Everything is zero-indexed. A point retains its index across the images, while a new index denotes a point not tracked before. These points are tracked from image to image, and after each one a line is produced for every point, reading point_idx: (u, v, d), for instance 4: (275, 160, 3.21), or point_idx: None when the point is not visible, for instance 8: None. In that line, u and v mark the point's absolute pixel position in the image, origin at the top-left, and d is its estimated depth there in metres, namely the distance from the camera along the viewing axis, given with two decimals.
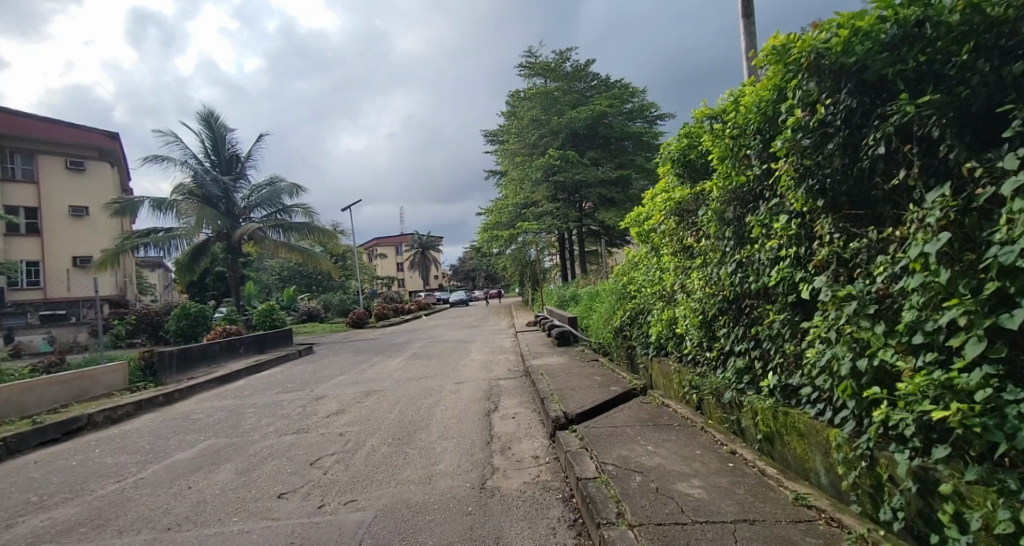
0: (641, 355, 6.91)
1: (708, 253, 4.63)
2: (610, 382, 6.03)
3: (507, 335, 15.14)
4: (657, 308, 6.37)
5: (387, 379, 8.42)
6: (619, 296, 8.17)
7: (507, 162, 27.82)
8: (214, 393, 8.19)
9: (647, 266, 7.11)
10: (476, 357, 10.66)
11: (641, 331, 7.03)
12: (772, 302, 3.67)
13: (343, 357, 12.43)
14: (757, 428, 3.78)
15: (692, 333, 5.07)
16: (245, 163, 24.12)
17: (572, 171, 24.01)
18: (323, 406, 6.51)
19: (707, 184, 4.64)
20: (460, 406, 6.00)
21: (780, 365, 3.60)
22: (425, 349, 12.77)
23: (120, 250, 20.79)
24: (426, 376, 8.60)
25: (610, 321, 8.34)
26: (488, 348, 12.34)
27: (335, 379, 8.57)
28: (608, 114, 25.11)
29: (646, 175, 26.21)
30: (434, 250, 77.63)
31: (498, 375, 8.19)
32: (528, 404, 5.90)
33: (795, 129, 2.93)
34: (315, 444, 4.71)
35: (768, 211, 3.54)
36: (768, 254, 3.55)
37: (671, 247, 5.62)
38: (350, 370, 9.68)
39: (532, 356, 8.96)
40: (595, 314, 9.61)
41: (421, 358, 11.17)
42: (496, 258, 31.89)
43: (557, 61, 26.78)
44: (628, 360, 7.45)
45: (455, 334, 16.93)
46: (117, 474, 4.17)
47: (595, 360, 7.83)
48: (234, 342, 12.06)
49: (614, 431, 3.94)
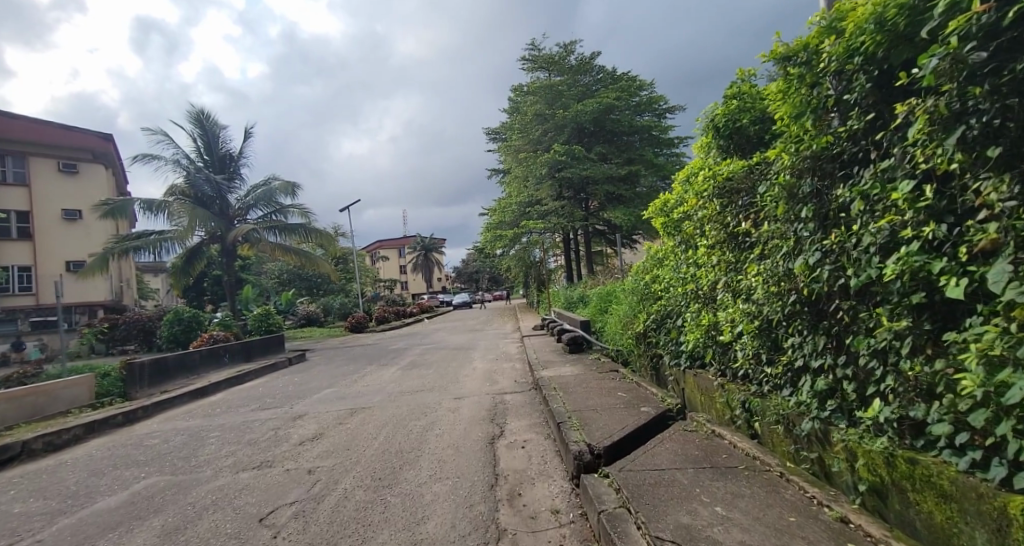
0: (669, 364, 6.01)
1: (769, 241, 3.70)
2: (637, 401, 5.04)
3: (512, 341, 14.13)
4: (692, 311, 5.47)
5: (378, 393, 7.43)
6: (638, 295, 7.28)
7: (511, 159, 26.89)
8: (185, 410, 7.23)
9: (676, 261, 6.20)
10: (479, 366, 9.69)
11: (668, 337, 6.13)
12: (880, 303, 2.72)
13: (335, 366, 11.47)
14: (856, 474, 2.82)
15: (745, 342, 4.15)
16: (239, 162, 23.26)
17: (578, 168, 23.08)
18: (299, 429, 5.51)
19: (771, 151, 3.73)
20: (458, 431, 5.00)
21: (892, 389, 2.66)
22: (423, 357, 11.75)
23: (109, 254, 19.85)
24: (422, 389, 7.60)
25: (630, 325, 7.40)
26: (491, 355, 11.34)
27: (321, 394, 7.57)
28: (615, 108, 24.12)
29: (655, 171, 25.21)
30: (436, 252, 76.71)
31: (504, 388, 7.20)
32: (540, 429, 4.90)
33: (963, 41, 2.04)
34: (274, 487, 3.71)
35: (879, 176, 2.63)
36: (878, 237, 2.60)
37: (713, 235, 4.70)
38: (339, 382, 8.69)
39: (542, 366, 7.97)
40: (611, 318, 8.65)
41: (418, 367, 10.17)
42: (500, 259, 30.90)
43: (562, 53, 25.83)
44: (652, 369, 6.54)
45: (457, 339, 15.89)
46: (11, 535, 3.19)
47: (615, 372, 6.84)
48: (216, 351, 11.07)
49: (660, 479, 2.93)
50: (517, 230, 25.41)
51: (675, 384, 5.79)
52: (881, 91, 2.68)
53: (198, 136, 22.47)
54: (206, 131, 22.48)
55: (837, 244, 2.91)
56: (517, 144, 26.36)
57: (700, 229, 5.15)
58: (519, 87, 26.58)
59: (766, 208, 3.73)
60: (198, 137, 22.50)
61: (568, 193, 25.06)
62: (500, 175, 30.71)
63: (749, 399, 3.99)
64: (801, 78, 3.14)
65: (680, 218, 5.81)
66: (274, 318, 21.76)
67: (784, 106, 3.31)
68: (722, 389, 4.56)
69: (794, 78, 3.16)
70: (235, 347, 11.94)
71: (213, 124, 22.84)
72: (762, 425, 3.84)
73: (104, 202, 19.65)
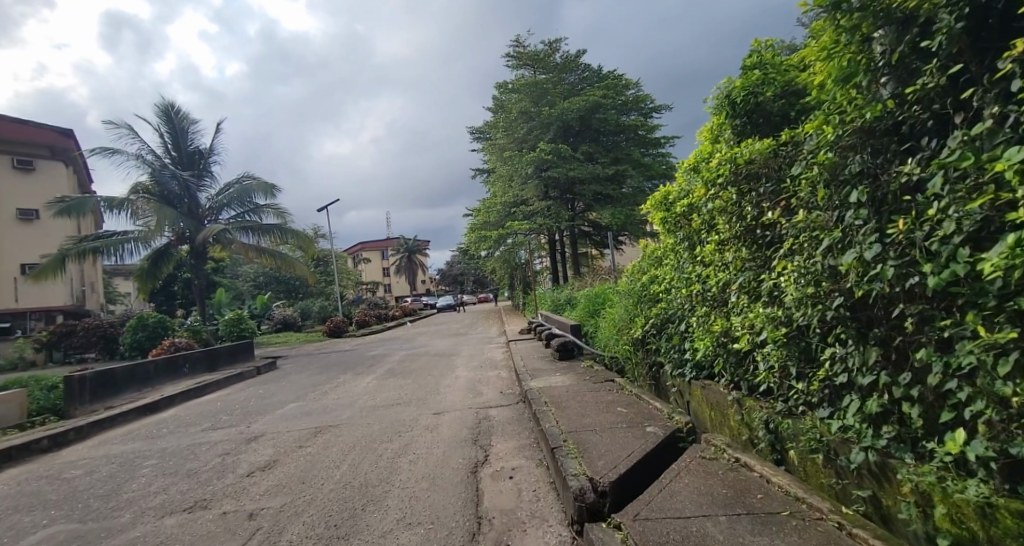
0: (671, 374, 5.46)
1: (801, 232, 3.12)
2: (640, 419, 4.43)
3: (497, 346, 13.48)
4: (699, 315, 4.91)
5: (348, 408, 6.70)
6: (635, 296, 6.74)
7: (495, 158, 26.26)
8: (128, 429, 6.43)
9: (679, 259, 5.65)
10: (461, 374, 9.01)
11: (671, 343, 5.57)
12: (966, 309, 2.14)
13: (307, 375, 10.68)
14: (932, 526, 2.23)
15: (768, 352, 3.57)
16: (210, 159, 22.28)
17: (565, 168, 22.62)
18: (250, 454, 4.78)
19: (806, 125, 3.17)
20: (436, 456, 4.33)
21: (986, 419, 2.08)
22: (403, 365, 11.02)
23: (64, 255, 18.71)
24: (398, 402, 6.90)
25: (625, 329, 6.83)
26: (475, 362, 10.67)
27: (284, 409, 6.82)
28: (601, 106, 23.66)
29: (641, 170, 24.80)
30: (420, 254, 75.75)
31: (489, 401, 6.53)
32: (530, 453, 4.25)
33: None
34: (201, 540, 2.99)
35: (969, 145, 2.07)
36: (969, 223, 2.03)
37: (726, 227, 4.16)
38: (307, 394, 7.94)
39: (530, 375, 7.32)
40: (605, 321, 8.09)
41: (396, 376, 9.45)
42: (484, 261, 30.23)
43: (547, 51, 25.31)
44: (653, 379, 5.97)
45: (440, 344, 15.18)
46: None
47: (611, 382, 6.24)
48: (174, 360, 10.20)
49: (688, 535, 2.34)
50: (502, 231, 24.78)
51: (682, 396, 5.20)
52: (969, 38, 2.13)
53: (166, 131, 21.42)
54: (174, 126, 21.46)
55: (903, 234, 2.33)
56: (501, 143, 25.75)
57: (710, 222, 4.61)
58: (502, 85, 25.97)
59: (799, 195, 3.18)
60: (166, 132, 21.45)
61: (554, 192, 24.54)
62: (484, 175, 30.09)
63: (774, 419, 3.42)
64: (853, 31, 2.59)
65: (687, 210, 5.28)
66: (246, 323, 20.93)
67: (827, 67, 2.77)
68: (738, 405, 4.00)
69: (845, 30, 2.61)
70: (198, 356, 11.08)
71: (183, 119, 21.81)
72: (792, 451, 3.27)
73: (59, 200, 18.61)
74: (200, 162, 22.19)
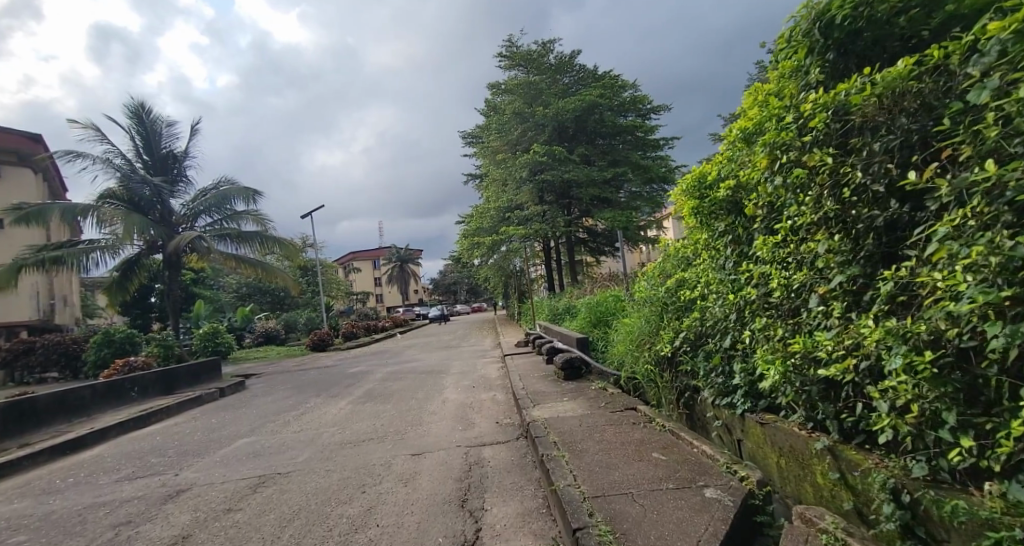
0: (714, 404, 4.35)
1: (975, 200, 1.96)
2: (687, 471, 3.24)
3: (492, 361, 12.22)
4: (754, 329, 3.79)
5: (309, 445, 5.47)
6: (657, 304, 5.62)
7: (488, 161, 25.17)
8: (29, 478, 5.17)
9: (723, 258, 4.53)
10: (450, 397, 7.82)
11: (710, 364, 4.45)
12: None
13: (275, 398, 9.45)
14: None
15: (894, 388, 2.40)
16: (183, 163, 21.10)
17: (560, 170, 21.57)
18: (158, 525, 3.55)
19: (978, 32, 2.02)
20: (408, 531, 3.11)
21: None
22: (385, 385, 9.75)
23: (20, 266, 17.31)
24: (371, 437, 5.66)
25: (645, 344, 5.69)
26: (467, 381, 9.47)
27: (230, 447, 5.57)
28: (598, 106, 22.57)
29: (640, 173, 23.73)
30: (412, 263, 74.31)
31: (482, 435, 5.33)
32: (540, 526, 3.06)
33: None
34: None
35: None
36: None
37: (805, 208, 3.03)
38: (265, 426, 6.67)
39: (532, 400, 6.12)
40: (619, 333, 6.94)
41: (375, 400, 8.20)
42: (477, 269, 29.06)
43: (540, 51, 24.31)
44: (688, 407, 4.83)
45: (430, 359, 13.92)
46: None
47: (633, 411, 5.09)
48: (120, 383, 8.89)
49: None
50: (497, 237, 23.64)
51: (733, 433, 4.07)
52: None
53: (136, 134, 20.29)
54: (145, 128, 20.38)
55: None
56: (494, 145, 24.65)
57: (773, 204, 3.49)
58: (495, 85, 24.98)
59: (965, 144, 2.05)
60: (136, 135, 20.32)
61: (549, 196, 23.47)
62: (476, 180, 28.97)
63: (918, 491, 2.25)
64: None
65: (734, 192, 4.16)
66: (223, 337, 20.56)
67: None
68: (834, 458, 2.87)
69: None
70: (150, 378, 9.75)
71: (155, 121, 20.72)
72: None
73: (16, 207, 17.19)
74: (173, 165, 21.05)
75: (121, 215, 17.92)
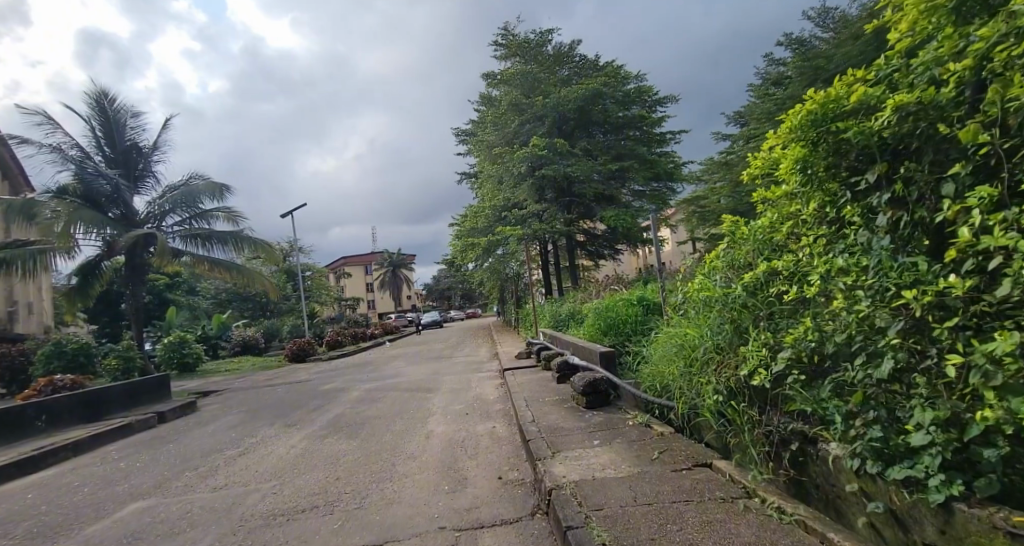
0: (860, 473, 2.63)
1: None
2: None
3: (489, 378, 10.43)
4: (984, 353, 2.05)
5: (219, 519, 3.78)
6: (731, 308, 3.87)
7: (483, 156, 23.46)
8: None
9: (875, 231, 2.77)
10: (437, 429, 6.17)
11: (849, 405, 2.72)
12: None
13: (222, 427, 7.81)
14: None
15: None
16: (149, 158, 20.22)
17: (561, 164, 19.80)
18: None
19: None
20: None
21: None
22: (358, 409, 7.98)
23: None
24: (314, 504, 3.92)
25: (717, 367, 3.93)
26: (460, 403, 7.82)
27: (109, 523, 3.93)
28: (603, 96, 20.83)
29: (647, 168, 21.83)
30: (405, 269, 72.36)
31: (475, 505, 3.61)
32: None
33: None
34: None
35: None
36: None
37: None
38: (179, 479, 4.97)
39: (547, 443, 4.38)
40: (663, 345, 5.17)
41: (341, 432, 6.53)
42: (471, 272, 27.30)
43: (538, 40, 22.65)
44: (797, 468, 3.11)
45: (417, 373, 12.13)
46: None
47: (706, 469, 3.38)
48: (20, 412, 7.50)
49: None
50: (492, 238, 21.91)
51: (911, 531, 2.35)
52: None
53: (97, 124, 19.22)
54: (106, 118, 19.34)
55: None
56: (488, 140, 22.92)
57: None
58: (489, 75, 23.33)
59: None
60: (97, 125, 19.28)
61: (549, 194, 21.85)
62: (470, 178, 27.33)
63: None
64: None
65: (910, 115, 2.49)
66: (190, 347, 19.73)
67: None
68: None
69: None
70: (67, 404, 8.35)
71: (118, 110, 19.67)
72: None
73: None
74: (137, 159, 20.09)
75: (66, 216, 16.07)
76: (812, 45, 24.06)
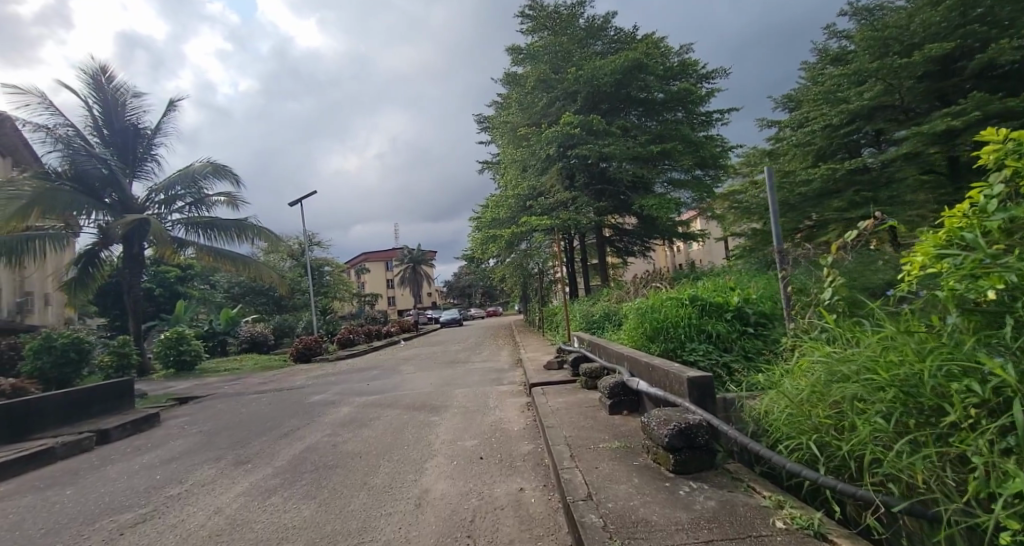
0: None
1: None
2: None
3: (512, 394, 8.27)
4: None
5: None
6: None
7: (508, 139, 21.33)
8: None
9: None
10: (436, 488, 4.10)
11: None
12: None
13: (161, 458, 5.91)
14: None
15: None
16: (150, 142, 18.73)
17: (596, 143, 17.64)
18: None
19: None
20: None
21: None
22: (337, 440, 5.93)
23: None
24: None
25: None
26: (475, 435, 5.75)
27: None
28: (644, 68, 18.45)
29: (691, 152, 19.33)
30: (425, 265, 70.93)
31: None
32: None
33: None
34: None
35: None
36: None
37: None
38: None
39: None
40: (825, 380, 2.95)
41: (299, 482, 4.55)
42: (492, 268, 25.26)
43: (569, 10, 20.37)
44: None
45: (426, 383, 10.14)
46: None
47: None
48: None
49: None
50: (516, 228, 19.76)
51: None
52: None
53: (93, 103, 17.73)
54: (103, 98, 17.84)
55: None
56: (514, 120, 20.74)
57: None
58: (515, 50, 21.12)
59: None
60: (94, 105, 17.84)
61: (580, 179, 19.82)
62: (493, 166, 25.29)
63: None
64: None
65: None
66: (189, 343, 18.20)
67: None
68: None
69: None
70: None
71: (116, 90, 18.19)
72: None
73: None
74: (137, 142, 18.61)
75: (33, 193, 14.23)
76: (880, 13, 21.01)
